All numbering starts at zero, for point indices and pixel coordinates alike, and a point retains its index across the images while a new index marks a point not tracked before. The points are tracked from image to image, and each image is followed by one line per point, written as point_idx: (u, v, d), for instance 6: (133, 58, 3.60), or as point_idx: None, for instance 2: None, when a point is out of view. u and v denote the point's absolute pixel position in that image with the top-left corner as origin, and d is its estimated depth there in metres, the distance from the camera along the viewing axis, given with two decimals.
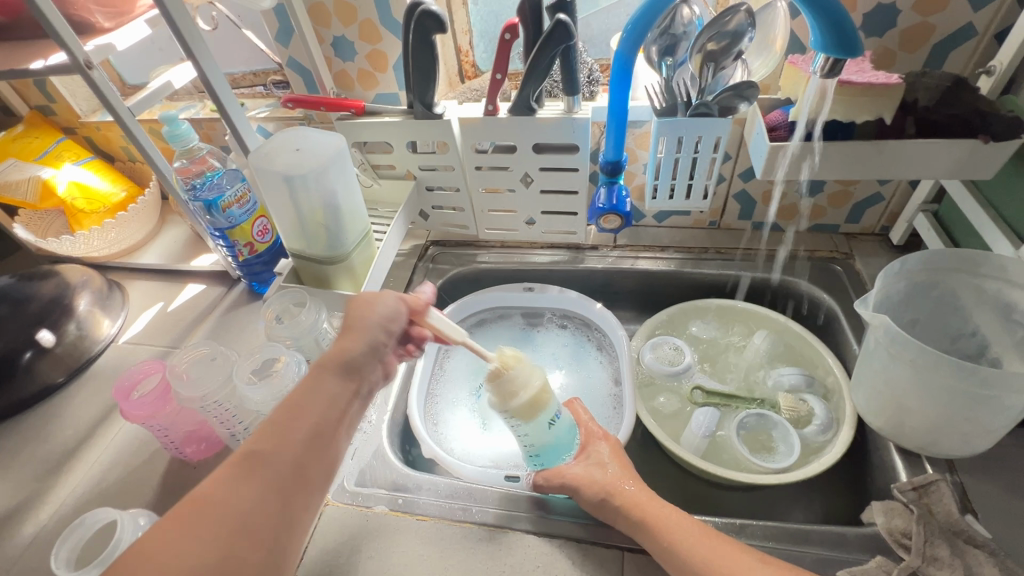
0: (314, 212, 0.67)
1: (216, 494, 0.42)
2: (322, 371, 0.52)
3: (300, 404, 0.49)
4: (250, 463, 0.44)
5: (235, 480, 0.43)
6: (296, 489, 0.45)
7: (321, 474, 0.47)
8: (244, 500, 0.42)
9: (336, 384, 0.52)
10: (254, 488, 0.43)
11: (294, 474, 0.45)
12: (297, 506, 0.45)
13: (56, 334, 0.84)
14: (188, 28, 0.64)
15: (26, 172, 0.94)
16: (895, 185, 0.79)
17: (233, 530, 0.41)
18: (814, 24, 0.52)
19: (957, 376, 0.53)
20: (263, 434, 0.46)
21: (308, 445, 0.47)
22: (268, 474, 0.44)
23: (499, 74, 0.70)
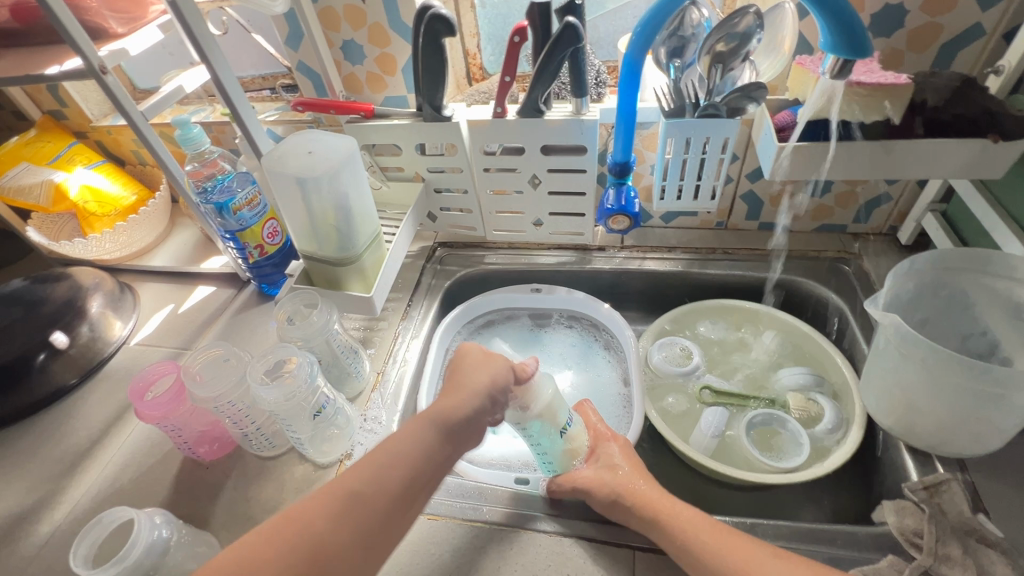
0: (326, 213, 0.67)
1: (314, 526, 0.43)
2: (425, 423, 0.53)
3: (411, 455, 0.50)
4: (347, 501, 0.46)
5: (326, 516, 0.44)
6: (377, 538, 0.46)
7: (399, 529, 0.48)
8: (337, 543, 0.43)
9: (435, 440, 0.53)
10: (348, 531, 0.44)
11: (380, 525, 0.46)
12: (375, 558, 0.45)
13: (70, 335, 0.85)
14: (204, 34, 0.65)
15: (39, 176, 0.95)
16: (903, 185, 0.79)
17: (314, 559, 0.42)
18: (824, 24, 0.52)
19: (968, 375, 0.53)
20: (368, 476, 0.47)
21: (399, 502, 0.48)
22: (361, 520, 0.45)
23: (508, 77, 0.71)
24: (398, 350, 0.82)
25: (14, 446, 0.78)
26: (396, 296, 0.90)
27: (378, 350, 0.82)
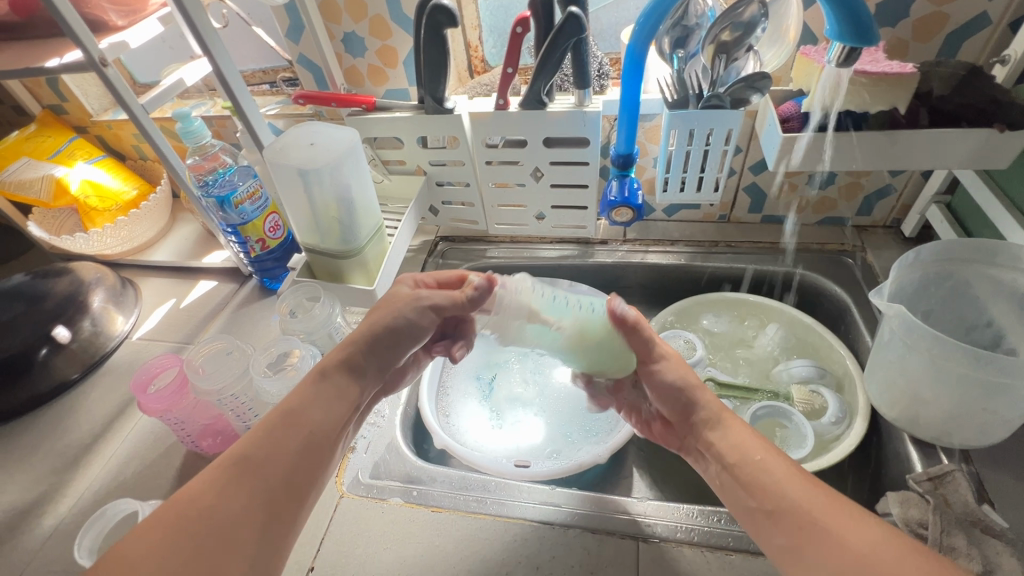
0: (328, 205, 0.67)
1: (203, 501, 0.44)
2: (323, 377, 0.55)
3: (299, 413, 0.52)
4: (236, 470, 0.46)
5: (217, 490, 0.45)
6: (282, 497, 0.47)
7: (305, 484, 0.49)
8: (228, 516, 0.44)
9: (335, 391, 0.55)
10: (241, 498, 0.45)
11: (279, 485, 0.47)
12: (283, 516, 0.47)
13: (72, 330, 0.85)
14: (205, 25, 0.64)
15: (40, 171, 0.95)
16: (908, 177, 0.79)
17: (213, 534, 0.43)
18: (832, 13, 0.51)
19: (974, 366, 0.53)
20: (257, 443, 0.48)
21: (299, 458, 0.49)
22: (256, 484, 0.46)
23: (511, 68, 0.70)
24: None
25: (17, 441, 0.78)
26: None
27: None
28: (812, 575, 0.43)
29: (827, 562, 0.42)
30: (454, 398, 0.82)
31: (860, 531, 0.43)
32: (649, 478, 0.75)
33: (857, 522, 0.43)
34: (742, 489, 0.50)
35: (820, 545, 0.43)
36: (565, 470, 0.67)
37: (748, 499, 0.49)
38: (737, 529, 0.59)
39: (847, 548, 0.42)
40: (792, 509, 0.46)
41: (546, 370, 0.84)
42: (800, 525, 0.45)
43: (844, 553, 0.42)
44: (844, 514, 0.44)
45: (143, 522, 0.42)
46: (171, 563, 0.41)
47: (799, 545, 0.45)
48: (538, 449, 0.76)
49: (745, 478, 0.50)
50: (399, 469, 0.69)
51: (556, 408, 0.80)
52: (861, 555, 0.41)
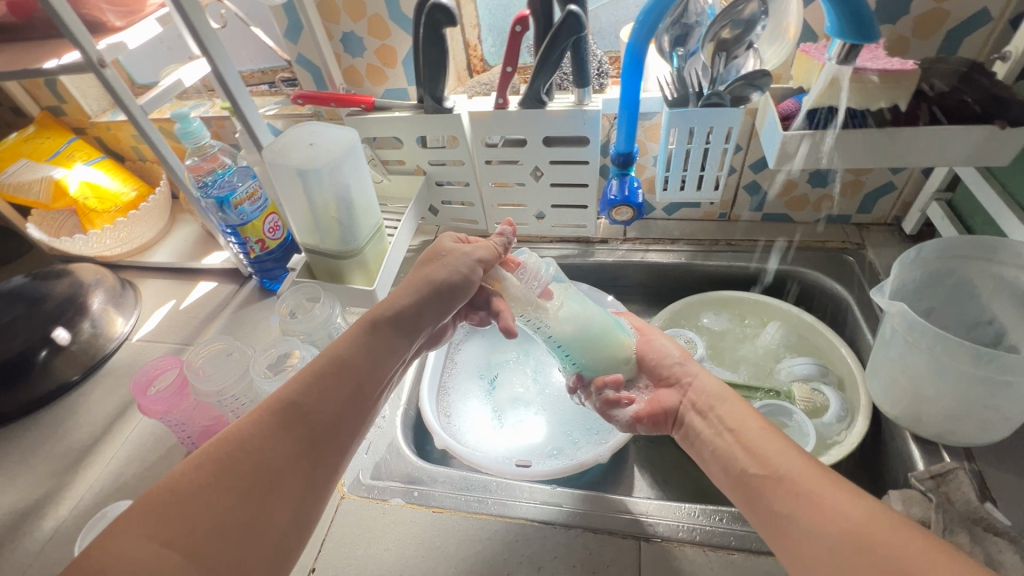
0: (327, 205, 0.67)
1: (250, 442, 0.44)
2: (374, 329, 0.53)
3: (349, 361, 0.51)
4: (286, 412, 0.47)
5: (266, 431, 0.45)
6: (329, 442, 0.48)
7: (350, 431, 0.50)
8: (279, 456, 0.45)
9: (385, 337, 0.54)
10: (291, 440, 0.46)
11: (328, 430, 0.48)
12: (328, 462, 0.47)
13: (71, 332, 0.84)
14: (204, 26, 0.64)
15: (39, 172, 0.94)
16: (908, 174, 0.78)
17: (261, 474, 0.43)
18: (831, 10, 0.51)
19: (975, 363, 0.53)
20: (307, 388, 0.48)
21: (346, 405, 0.49)
22: (304, 427, 0.47)
23: (510, 67, 0.70)
24: None
25: (17, 443, 0.78)
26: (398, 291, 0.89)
27: None
28: (806, 539, 0.42)
29: (819, 523, 0.42)
30: (456, 398, 0.82)
31: (850, 497, 0.43)
32: (650, 477, 0.75)
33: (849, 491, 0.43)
34: (744, 456, 0.50)
35: (813, 505, 0.43)
36: (566, 470, 0.67)
37: (748, 464, 0.49)
38: (739, 528, 0.59)
39: (837, 516, 0.41)
40: (790, 475, 0.46)
41: (546, 369, 0.84)
42: (796, 488, 0.45)
43: (834, 514, 0.42)
44: (836, 486, 0.44)
45: (196, 457, 0.43)
46: (222, 497, 0.41)
47: (794, 508, 0.44)
48: (539, 448, 0.76)
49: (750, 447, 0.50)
50: (400, 469, 0.69)
51: (557, 408, 0.80)
52: (853, 516, 0.41)
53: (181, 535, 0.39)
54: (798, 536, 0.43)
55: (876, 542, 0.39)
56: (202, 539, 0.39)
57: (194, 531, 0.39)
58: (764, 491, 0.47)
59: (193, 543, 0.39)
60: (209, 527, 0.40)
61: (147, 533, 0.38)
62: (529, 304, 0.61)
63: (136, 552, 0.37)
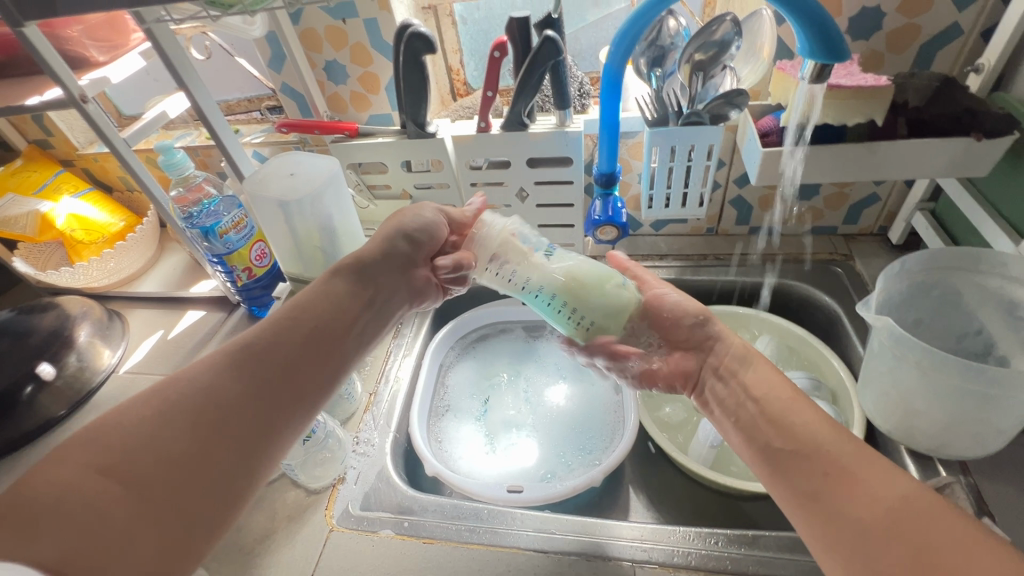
0: (310, 235, 0.67)
1: (201, 380, 0.46)
2: (325, 283, 0.57)
3: (302, 319, 0.54)
4: (238, 358, 0.49)
5: (217, 372, 0.47)
6: (282, 386, 0.49)
7: (305, 379, 0.51)
8: (229, 393, 0.46)
9: (341, 293, 0.58)
10: (241, 382, 0.47)
11: (280, 375, 0.50)
12: (279, 404, 0.49)
13: (57, 366, 0.83)
14: (182, 60, 0.64)
15: (25, 206, 0.94)
16: (891, 185, 0.79)
17: (207, 411, 0.45)
18: (801, 31, 0.52)
19: (966, 378, 0.52)
20: (260, 336, 0.51)
21: (300, 351, 0.52)
22: (256, 370, 0.49)
23: (490, 91, 0.71)
24: (390, 369, 0.82)
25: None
26: None
27: (370, 371, 0.83)
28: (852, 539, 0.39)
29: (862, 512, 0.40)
30: (447, 422, 0.80)
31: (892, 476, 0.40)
32: (646, 497, 0.74)
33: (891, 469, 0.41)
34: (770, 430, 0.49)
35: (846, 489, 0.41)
36: (558, 495, 0.65)
37: (773, 437, 0.48)
38: (735, 551, 0.58)
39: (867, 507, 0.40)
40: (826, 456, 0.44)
41: (538, 391, 0.84)
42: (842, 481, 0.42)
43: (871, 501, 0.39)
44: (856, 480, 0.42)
45: (145, 394, 0.44)
46: (167, 429, 0.43)
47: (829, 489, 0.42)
48: (532, 472, 0.74)
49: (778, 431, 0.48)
50: (390, 499, 0.67)
51: (548, 428, 0.79)
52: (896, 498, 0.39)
53: (121, 462, 0.40)
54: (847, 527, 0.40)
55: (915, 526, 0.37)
56: (146, 468, 0.41)
57: (136, 461, 0.41)
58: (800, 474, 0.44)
59: (133, 468, 0.40)
60: (153, 452, 0.41)
61: (87, 462, 0.39)
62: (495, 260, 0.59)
63: (76, 480, 0.38)
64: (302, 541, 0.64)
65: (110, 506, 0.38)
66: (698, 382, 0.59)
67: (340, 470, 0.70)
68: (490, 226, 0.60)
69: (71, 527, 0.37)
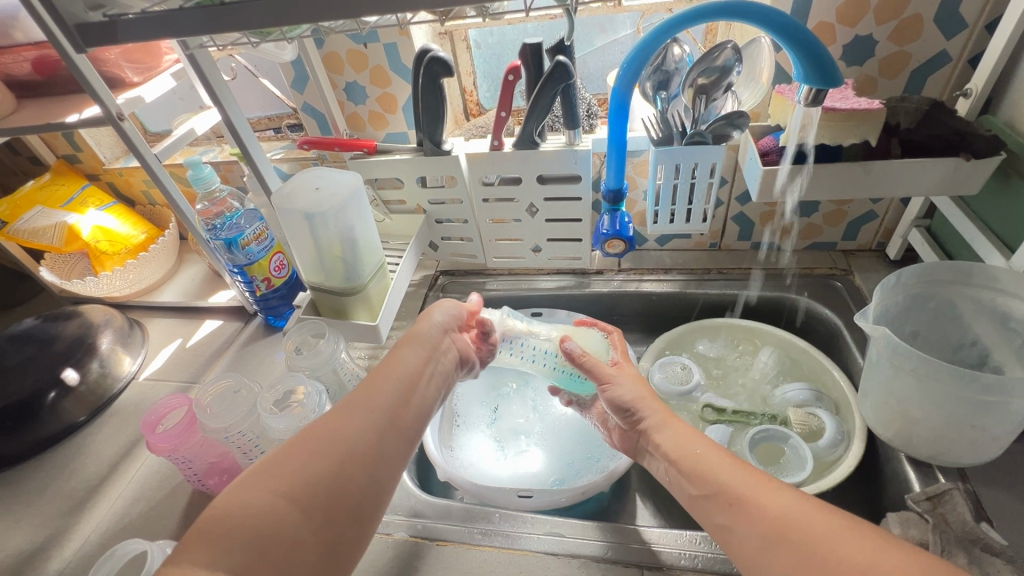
0: (333, 245, 0.70)
1: (336, 421, 0.49)
2: (410, 338, 0.60)
3: (405, 366, 0.56)
4: (358, 399, 0.51)
5: (345, 413, 0.49)
6: (395, 424, 0.51)
7: (411, 419, 0.53)
8: (359, 431, 0.49)
9: (427, 348, 0.60)
10: (365, 420, 0.50)
11: (392, 415, 0.52)
12: (397, 444, 0.51)
13: (80, 372, 0.86)
14: (218, 79, 0.68)
15: (53, 218, 0.97)
16: (888, 203, 0.82)
17: (344, 450, 0.47)
18: (796, 58, 0.56)
19: (961, 385, 0.54)
20: (372, 380, 0.54)
21: (405, 395, 0.54)
22: (376, 410, 0.51)
23: (504, 112, 0.74)
24: None
25: (22, 485, 0.79)
26: (400, 324, 0.92)
27: None
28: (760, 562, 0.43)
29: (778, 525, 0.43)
30: (459, 431, 0.82)
31: (776, 498, 0.45)
32: (653, 505, 0.76)
33: (779, 489, 0.46)
34: (685, 480, 0.52)
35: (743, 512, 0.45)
36: (568, 499, 0.67)
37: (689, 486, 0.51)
38: None
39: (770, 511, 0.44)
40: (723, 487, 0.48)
41: (547, 400, 0.86)
42: (733, 503, 0.46)
43: (758, 522, 0.44)
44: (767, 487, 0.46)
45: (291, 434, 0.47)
46: (317, 464, 0.45)
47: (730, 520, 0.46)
48: (542, 479, 0.76)
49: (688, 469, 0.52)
50: (404, 503, 0.69)
51: (558, 436, 0.81)
52: (779, 515, 0.43)
53: (285, 488, 0.43)
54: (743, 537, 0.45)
55: (807, 528, 0.41)
56: (306, 498, 0.43)
57: (297, 489, 0.43)
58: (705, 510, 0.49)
59: (295, 496, 0.43)
60: (307, 484, 0.44)
61: (258, 487, 0.43)
62: (508, 342, 0.71)
63: (257, 505, 0.42)
64: None
65: (282, 528, 0.41)
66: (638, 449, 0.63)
67: None
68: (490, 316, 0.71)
69: (252, 545, 0.40)
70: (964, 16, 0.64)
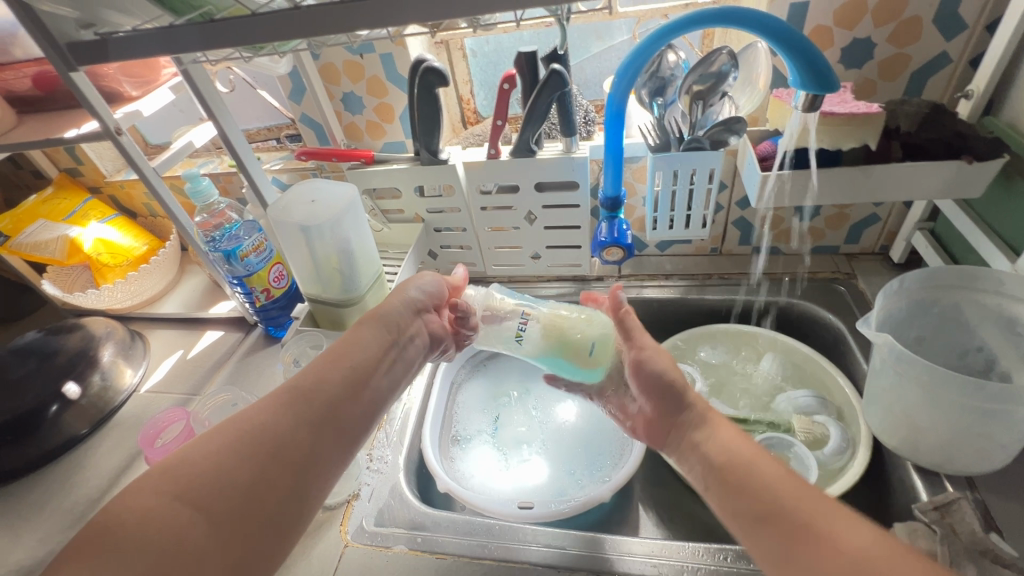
0: (329, 257, 0.70)
1: (256, 416, 0.49)
2: (363, 327, 0.60)
3: (350, 355, 0.57)
4: (291, 395, 0.51)
5: (275, 411, 0.50)
6: (328, 423, 0.51)
7: (350, 415, 0.53)
8: (284, 426, 0.49)
9: (376, 336, 0.59)
10: (293, 416, 0.50)
11: (326, 414, 0.52)
12: (327, 441, 0.51)
13: (81, 385, 0.86)
14: (212, 92, 0.68)
15: (55, 231, 0.97)
16: (890, 206, 0.81)
17: (262, 445, 0.47)
18: (793, 64, 0.55)
19: (967, 394, 0.53)
20: (313, 374, 0.54)
21: (343, 389, 0.54)
22: (306, 407, 0.51)
23: (500, 120, 0.74)
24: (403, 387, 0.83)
25: (24, 500, 0.79)
26: None
27: None
28: None
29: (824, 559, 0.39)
30: (459, 442, 0.82)
31: (854, 529, 0.40)
32: (656, 515, 0.75)
33: (850, 520, 0.41)
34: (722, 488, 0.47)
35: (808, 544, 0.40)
36: (568, 511, 0.66)
37: (736, 499, 0.45)
38: (744, 567, 0.59)
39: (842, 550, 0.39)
40: (783, 509, 0.43)
41: (548, 408, 0.85)
42: (797, 527, 0.41)
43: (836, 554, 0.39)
44: (831, 514, 0.41)
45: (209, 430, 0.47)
46: (229, 461, 0.45)
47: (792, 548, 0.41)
48: (544, 489, 0.76)
49: (735, 479, 0.46)
50: (404, 515, 0.69)
51: (559, 446, 0.80)
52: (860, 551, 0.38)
53: (189, 491, 0.43)
54: None
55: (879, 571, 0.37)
56: (213, 498, 0.43)
57: (203, 487, 0.43)
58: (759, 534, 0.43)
59: (199, 496, 0.43)
60: (217, 485, 0.44)
61: (160, 491, 0.42)
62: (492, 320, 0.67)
63: (152, 507, 0.42)
64: (318, 557, 0.66)
65: (182, 534, 0.41)
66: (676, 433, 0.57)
67: (354, 487, 0.72)
68: (472, 294, 0.69)
69: (145, 550, 0.40)
70: (963, 17, 0.63)
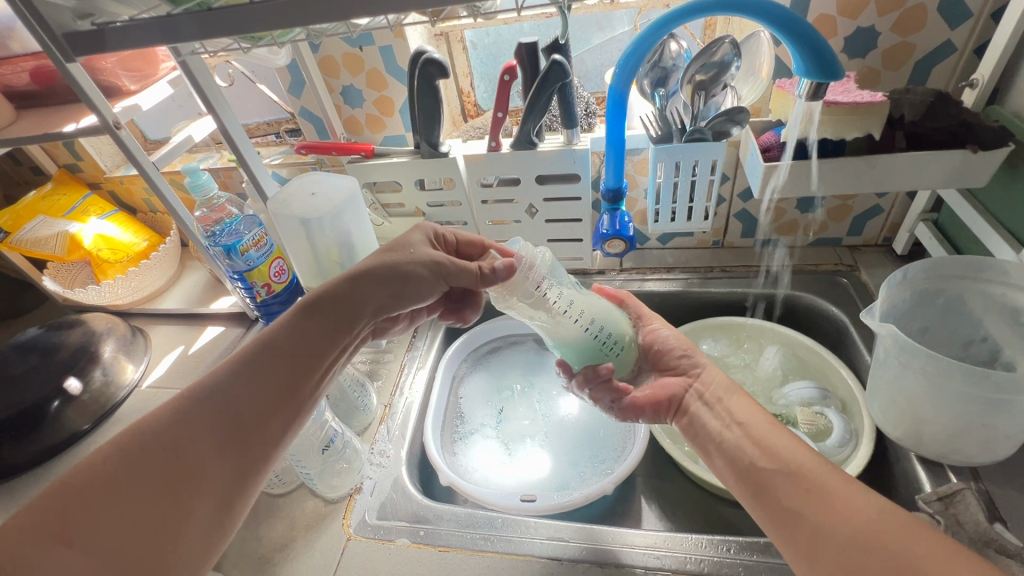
0: (330, 250, 0.70)
1: (166, 430, 0.45)
2: (301, 318, 0.55)
3: (281, 353, 0.52)
4: (207, 403, 0.47)
5: (189, 424, 0.46)
6: (253, 436, 0.48)
7: (277, 426, 0.50)
8: (200, 442, 0.45)
9: (313, 330, 0.54)
10: (210, 431, 0.46)
11: (248, 425, 0.48)
12: (248, 455, 0.47)
13: (83, 380, 0.86)
14: (211, 85, 0.68)
15: (55, 227, 0.97)
16: (894, 197, 0.81)
17: (173, 465, 0.43)
18: (797, 52, 0.54)
19: (973, 384, 0.53)
20: (234, 377, 0.49)
21: (271, 398, 0.50)
22: (227, 419, 0.47)
23: (500, 113, 0.74)
24: (405, 381, 0.84)
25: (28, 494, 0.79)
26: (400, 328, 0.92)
27: (385, 382, 0.84)
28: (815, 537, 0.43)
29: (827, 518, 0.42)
30: (460, 438, 0.82)
31: (859, 496, 0.43)
32: (659, 508, 0.75)
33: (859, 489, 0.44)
34: (752, 448, 0.50)
35: (820, 503, 0.43)
36: (569, 504, 0.66)
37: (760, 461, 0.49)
38: (748, 558, 0.59)
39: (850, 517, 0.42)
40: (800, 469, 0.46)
41: (548, 401, 0.85)
42: (808, 485, 0.45)
43: (844, 515, 0.42)
44: (850, 489, 0.44)
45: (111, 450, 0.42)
46: (133, 489, 0.41)
47: (800, 503, 0.44)
48: (546, 482, 0.75)
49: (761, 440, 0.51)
50: (407, 508, 0.68)
51: (559, 439, 0.80)
52: (866, 521, 0.41)
53: (86, 527, 0.39)
54: (807, 533, 0.43)
55: (883, 537, 0.40)
56: (116, 532, 0.39)
57: (110, 521, 0.40)
58: (773, 487, 0.47)
59: (102, 533, 0.39)
60: (121, 515, 0.40)
61: (54, 527, 0.38)
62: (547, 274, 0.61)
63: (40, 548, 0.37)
64: (320, 551, 0.66)
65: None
66: (680, 406, 0.60)
67: (356, 480, 0.71)
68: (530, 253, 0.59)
69: None
70: (967, 5, 0.63)
